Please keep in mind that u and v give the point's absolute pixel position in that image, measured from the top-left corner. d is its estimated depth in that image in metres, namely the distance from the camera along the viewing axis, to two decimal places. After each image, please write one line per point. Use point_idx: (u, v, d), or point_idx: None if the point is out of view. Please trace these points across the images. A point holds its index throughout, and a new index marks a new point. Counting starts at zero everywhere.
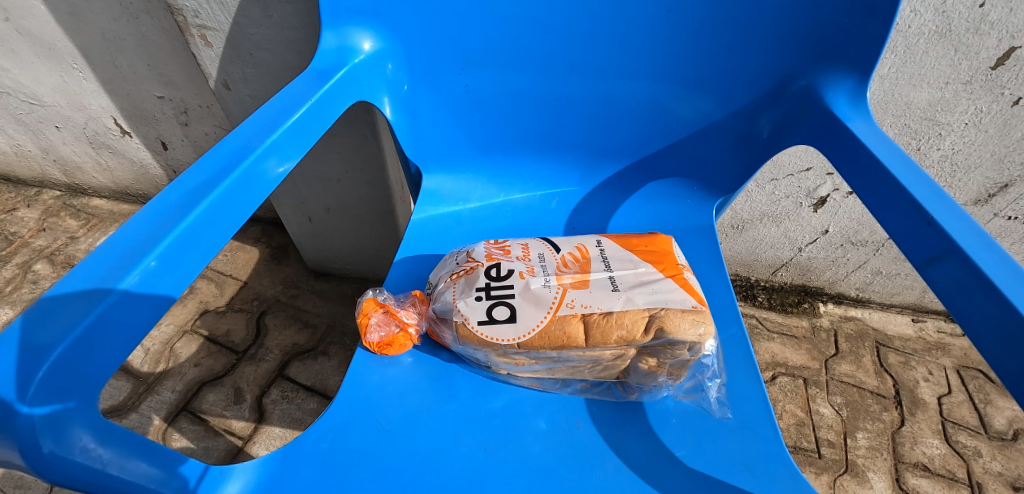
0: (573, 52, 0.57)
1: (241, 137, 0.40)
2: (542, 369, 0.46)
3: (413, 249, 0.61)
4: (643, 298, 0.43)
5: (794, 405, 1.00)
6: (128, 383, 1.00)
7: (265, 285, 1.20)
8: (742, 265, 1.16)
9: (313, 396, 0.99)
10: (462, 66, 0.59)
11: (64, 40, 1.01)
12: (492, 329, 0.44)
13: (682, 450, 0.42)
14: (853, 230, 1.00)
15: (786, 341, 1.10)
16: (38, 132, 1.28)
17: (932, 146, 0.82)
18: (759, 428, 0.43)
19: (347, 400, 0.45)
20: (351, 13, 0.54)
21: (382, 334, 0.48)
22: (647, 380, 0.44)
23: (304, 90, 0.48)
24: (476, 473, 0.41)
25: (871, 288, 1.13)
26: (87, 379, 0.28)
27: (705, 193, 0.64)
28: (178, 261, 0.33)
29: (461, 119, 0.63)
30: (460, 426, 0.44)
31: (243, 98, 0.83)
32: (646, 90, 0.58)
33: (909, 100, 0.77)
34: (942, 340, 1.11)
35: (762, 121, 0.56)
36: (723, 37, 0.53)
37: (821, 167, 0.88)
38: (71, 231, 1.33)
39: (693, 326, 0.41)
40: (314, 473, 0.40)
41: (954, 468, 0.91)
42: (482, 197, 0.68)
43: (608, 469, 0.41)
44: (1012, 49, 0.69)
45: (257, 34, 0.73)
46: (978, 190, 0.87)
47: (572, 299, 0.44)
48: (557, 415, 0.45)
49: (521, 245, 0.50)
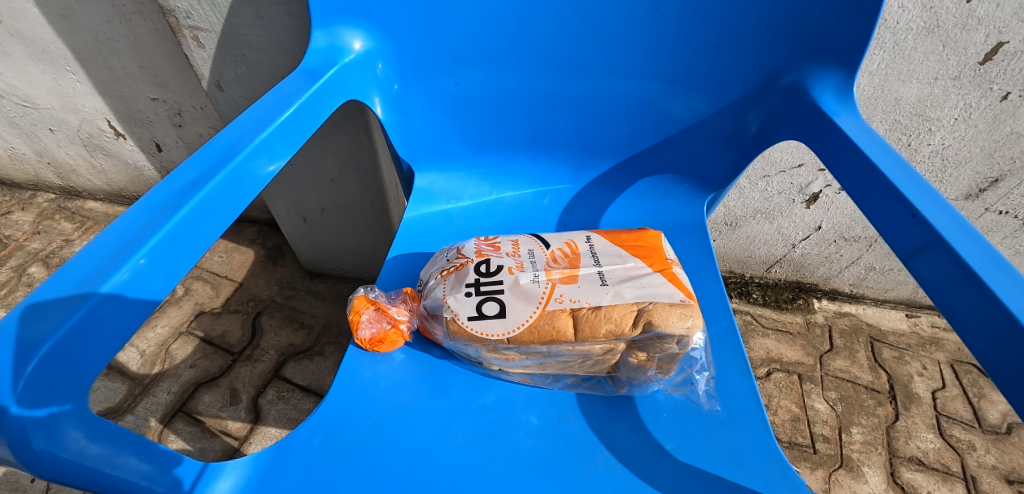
0: (563, 50, 0.57)
1: (230, 136, 0.40)
2: (533, 364, 0.46)
3: (405, 247, 0.61)
4: (632, 292, 0.43)
5: (789, 401, 1.00)
6: (123, 385, 1.00)
7: (260, 286, 1.20)
8: (736, 261, 1.17)
9: (309, 396, 0.99)
10: (452, 65, 0.59)
11: (57, 42, 1.01)
12: (481, 324, 0.44)
13: (671, 443, 0.42)
14: (846, 226, 1.01)
15: (780, 337, 1.11)
16: (31, 135, 1.28)
17: (922, 141, 0.83)
18: (748, 420, 0.43)
19: (339, 395, 0.45)
20: (341, 13, 0.54)
21: (374, 330, 0.48)
22: (637, 373, 0.44)
23: (294, 89, 0.48)
24: (467, 467, 0.42)
25: (865, 283, 1.14)
26: (77, 375, 0.28)
27: (695, 189, 0.64)
28: (167, 258, 0.33)
29: (452, 117, 0.63)
30: (452, 420, 0.45)
31: (237, 99, 0.84)
32: (637, 88, 0.59)
33: (898, 96, 0.77)
34: (936, 334, 1.12)
35: (751, 117, 0.56)
36: (710, 34, 0.53)
37: (813, 163, 0.88)
38: (65, 234, 1.33)
39: (681, 319, 0.41)
40: (306, 469, 0.40)
41: (948, 462, 0.92)
42: (475, 195, 0.68)
43: (598, 463, 0.42)
44: (1001, 44, 0.69)
45: (249, 34, 0.73)
46: (969, 185, 0.88)
47: (561, 294, 0.44)
48: (548, 410, 0.45)
49: (511, 241, 0.51)
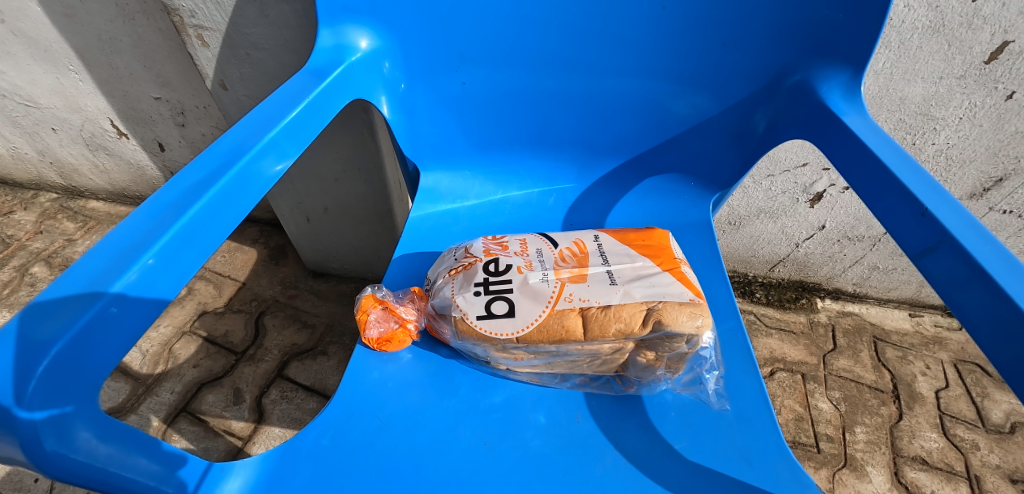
0: (569, 49, 0.57)
1: (237, 136, 0.40)
2: (541, 364, 0.46)
3: (411, 247, 0.61)
4: (641, 292, 0.43)
5: (793, 400, 1.00)
6: (126, 385, 1.00)
7: (263, 286, 1.20)
8: (739, 261, 1.16)
9: (313, 395, 0.99)
10: (458, 64, 0.59)
11: (60, 41, 1.01)
12: (490, 323, 0.44)
13: (680, 442, 0.42)
14: (850, 226, 1.00)
15: (784, 337, 1.10)
16: (34, 134, 1.28)
17: (927, 141, 0.83)
18: (756, 419, 0.43)
19: (347, 395, 0.45)
20: (347, 12, 0.54)
21: (381, 330, 0.48)
22: (646, 373, 0.44)
23: (301, 88, 0.48)
24: (475, 467, 0.41)
25: (868, 283, 1.13)
26: (86, 375, 0.28)
27: (701, 189, 0.64)
28: (175, 259, 0.33)
29: (458, 116, 0.63)
30: (460, 420, 0.44)
31: (241, 99, 0.84)
32: (642, 87, 0.59)
33: (903, 95, 0.77)
34: (940, 334, 1.12)
35: (757, 116, 0.56)
36: (716, 33, 0.53)
37: (817, 162, 0.88)
38: (68, 234, 1.33)
39: (691, 318, 0.41)
40: (313, 469, 0.40)
41: (952, 462, 0.92)
42: (480, 194, 0.68)
43: (606, 463, 0.41)
44: (1006, 43, 0.69)
45: (253, 33, 0.73)
46: (973, 184, 0.88)
47: (570, 293, 0.44)
48: (556, 410, 0.45)
49: (519, 240, 0.51)
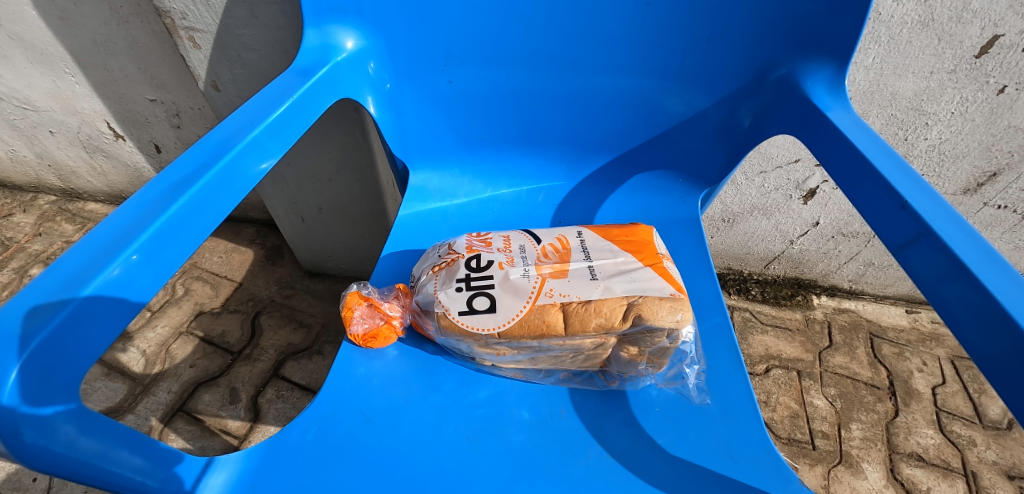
0: (555, 46, 0.57)
1: (223, 132, 0.41)
2: (525, 359, 0.46)
3: (400, 245, 0.61)
4: (621, 287, 0.43)
5: (788, 397, 1.00)
6: (123, 385, 1.00)
7: (259, 286, 1.20)
8: (734, 258, 1.17)
9: (308, 395, 1.00)
10: (445, 62, 0.59)
11: (56, 44, 1.02)
12: (473, 319, 0.44)
13: (664, 437, 0.43)
14: (844, 222, 1.00)
15: (780, 333, 1.10)
16: (32, 137, 1.29)
17: (920, 136, 0.83)
18: (739, 414, 0.43)
19: (334, 390, 0.45)
20: (332, 12, 0.55)
21: (366, 326, 0.48)
22: (628, 368, 0.44)
23: (286, 86, 0.49)
24: (458, 462, 0.42)
25: (864, 279, 1.13)
26: (68, 368, 0.28)
27: (690, 185, 0.64)
28: (159, 254, 0.33)
29: (445, 115, 0.63)
30: (444, 415, 0.45)
31: (233, 99, 0.84)
32: (629, 84, 0.59)
33: (895, 90, 0.77)
34: (936, 330, 1.12)
35: (742, 112, 0.56)
36: (700, 30, 0.53)
37: (809, 159, 0.88)
38: (67, 235, 1.34)
39: (671, 313, 0.42)
40: (299, 464, 0.40)
41: (949, 458, 0.91)
42: (468, 193, 0.68)
43: (590, 457, 0.42)
44: (996, 37, 0.69)
45: (244, 34, 0.74)
46: (967, 179, 0.88)
47: (551, 289, 0.44)
48: (540, 405, 0.45)
49: (503, 237, 0.51)
